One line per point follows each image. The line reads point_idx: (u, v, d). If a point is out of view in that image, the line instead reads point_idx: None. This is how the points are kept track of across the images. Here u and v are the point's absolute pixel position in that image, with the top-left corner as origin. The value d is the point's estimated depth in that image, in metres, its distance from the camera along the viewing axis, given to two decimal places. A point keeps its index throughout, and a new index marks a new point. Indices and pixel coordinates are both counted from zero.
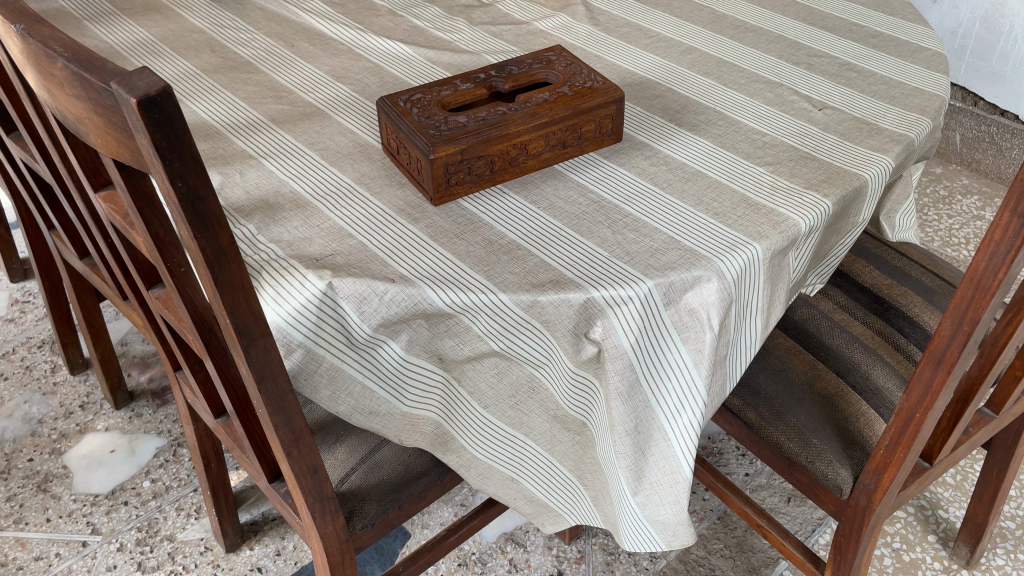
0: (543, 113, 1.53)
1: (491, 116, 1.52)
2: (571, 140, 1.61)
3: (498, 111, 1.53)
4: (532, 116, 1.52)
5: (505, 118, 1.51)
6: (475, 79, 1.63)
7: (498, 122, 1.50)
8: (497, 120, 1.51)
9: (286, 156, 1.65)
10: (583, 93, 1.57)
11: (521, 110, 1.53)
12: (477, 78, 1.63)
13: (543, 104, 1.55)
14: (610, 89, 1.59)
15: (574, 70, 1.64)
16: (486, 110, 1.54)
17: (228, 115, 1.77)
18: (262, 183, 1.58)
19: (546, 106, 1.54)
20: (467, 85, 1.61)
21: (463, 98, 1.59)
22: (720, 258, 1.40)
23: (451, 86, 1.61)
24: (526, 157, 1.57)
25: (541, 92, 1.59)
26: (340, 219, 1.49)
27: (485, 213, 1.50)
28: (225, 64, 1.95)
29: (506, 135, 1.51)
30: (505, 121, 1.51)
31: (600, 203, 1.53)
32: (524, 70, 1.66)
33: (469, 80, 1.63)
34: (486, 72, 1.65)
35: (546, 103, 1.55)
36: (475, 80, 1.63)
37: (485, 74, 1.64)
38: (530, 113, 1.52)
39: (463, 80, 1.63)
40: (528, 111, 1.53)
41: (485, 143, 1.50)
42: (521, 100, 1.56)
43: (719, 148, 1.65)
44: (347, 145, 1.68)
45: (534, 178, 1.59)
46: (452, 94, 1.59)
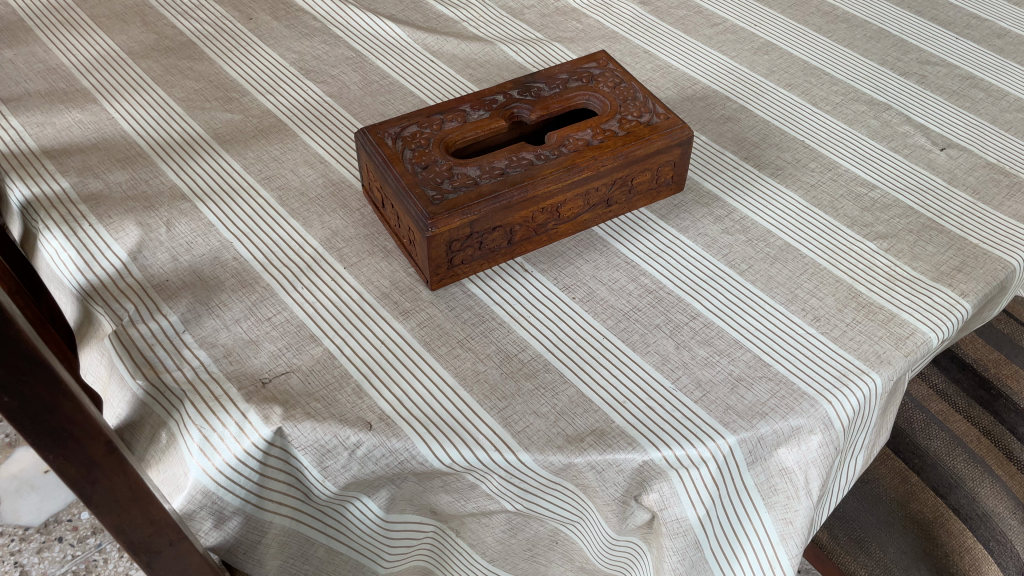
0: (585, 165, 1.12)
1: (515, 168, 1.10)
2: (618, 196, 1.19)
3: (522, 160, 1.11)
4: (570, 170, 1.11)
5: (531, 174, 1.09)
6: (491, 104, 1.19)
7: (523, 181, 1.09)
8: (522, 178, 1.09)
9: (232, 199, 1.22)
10: (640, 134, 1.15)
11: (557, 161, 1.11)
12: (495, 101, 1.20)
13: (585, 151, 1.13)
14: (677, 128, 1.17)
15: (625, 93, 1.21)
16: (508, 156, 1.12)
17: (159, 128, 1.33)
18: (195, 244, 1.16)
19: (588, 155, 1.12)
20: (479, 113, 1.18)
21: (475, 135, 1.16)
22: (827, 398, 1.00)
23: (458, 114, 1.18)
24: (558, 222, 1.15)
25: (582, 130, 1.16)
26: (301, 309, 1.08)
27: (500, 304, 1.10)
28: (161, 46, 1.49)
29: (533, 200, 1.10)
30: (533, 179, 1.09)
31: (657, 292, 1.12)
32: (557, 91, 1.22)
33: (481, 104, 1.20)
34: (505, 92, 1.21)
35: (587, 149, 1.13)
36: (492, 105, 1.19)
37: (504, 96, 1.21)
38: (566, 166, 1.10)
39: (474, 104, 1.19)
40: (565, 164, 1.11)
41: (504, 212, 1.08)
42: (553, 141, 1.14)
43: (812, 209, 1.24)
44: (315, 183, 1.25)
45: (567, 247, 1.18)
46: (460, 128, 1.16)
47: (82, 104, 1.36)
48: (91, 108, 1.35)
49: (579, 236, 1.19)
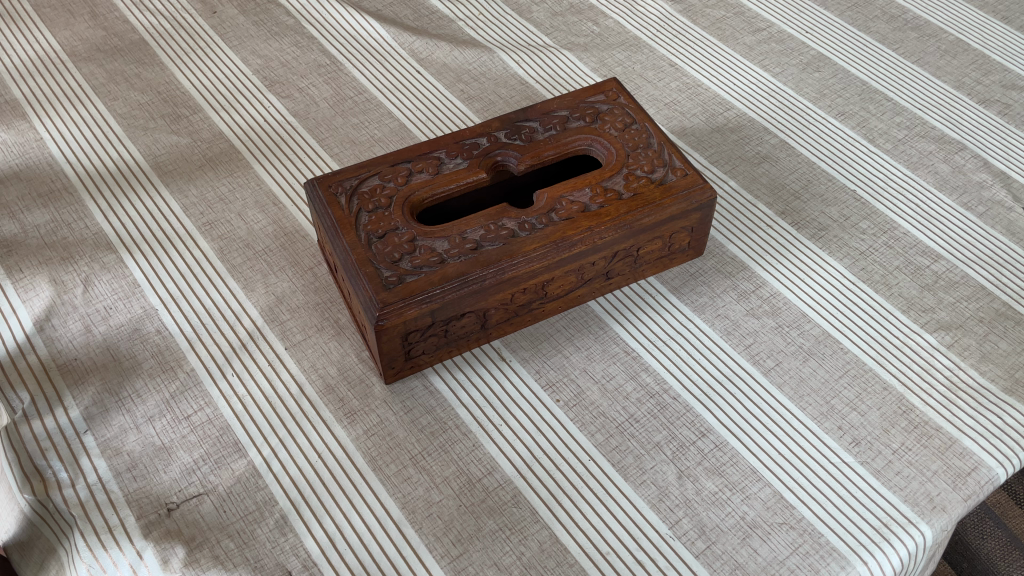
0: (578, 239, 0.91)
1: (491, 241, 0.90)
2: (622, 268, 0.98)
3: (501, 231, 0.91)
4: (560, 246, 0.90)
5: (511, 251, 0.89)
6: (471, 149, 0.98)
7: (499, 260, 0.89)
8: (499, 255, 0.89)
9: (165, 250, 1.04)
10: (649, 197, 0.94)
11: (544, 234, 0.91)
12: (476, 145, 0.99)
13: (580, 220, 0.92)
14: (695, 190, 0.95)
15: (635, 139, 1.00)
16: (485, 224, 0.92)
17: (91, 153, 1.14)
18: (114, 311, 0.98)
19: (584, 224, 0.92)
20: (455, 162, 0.98)
21: (448, 191, 0.96)
22: (863, 558, 0.80)
23: (430, 163, 0.97)
24: (545, 302, 0.95)
25: (578, 190, 0.95)
26: (227, 404, 0.90)
27: (467, 405, 0.91)
28: (107, 45, 1.29)
29: (511, 282, 0.90)
30: (512, 256, 0.89)
31: (660, 396, 0.92)
32: (554, 133, 1.01)
33: (458, 150, 0.99)
34: (490, 134, 1.00)
35: (583, 217, 0.92)
36: (473, 151, 0.98)
37: (488, 138, 1.00)
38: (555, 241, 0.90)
39: (451, 149, 0.99)
40: (553, 237, 0.90)
41: (475, 298, 0.89)
42: (542, 204, 0.93)
43: (859, 285, 1.02)
44: (264, 231, 1.06)
45: (556, 327, 0.98)
46: (431, 183, 0.96)
47: (9, 120, 1.18)
48: (18, 125, 1.17)
49: (573, 313, 0.99)
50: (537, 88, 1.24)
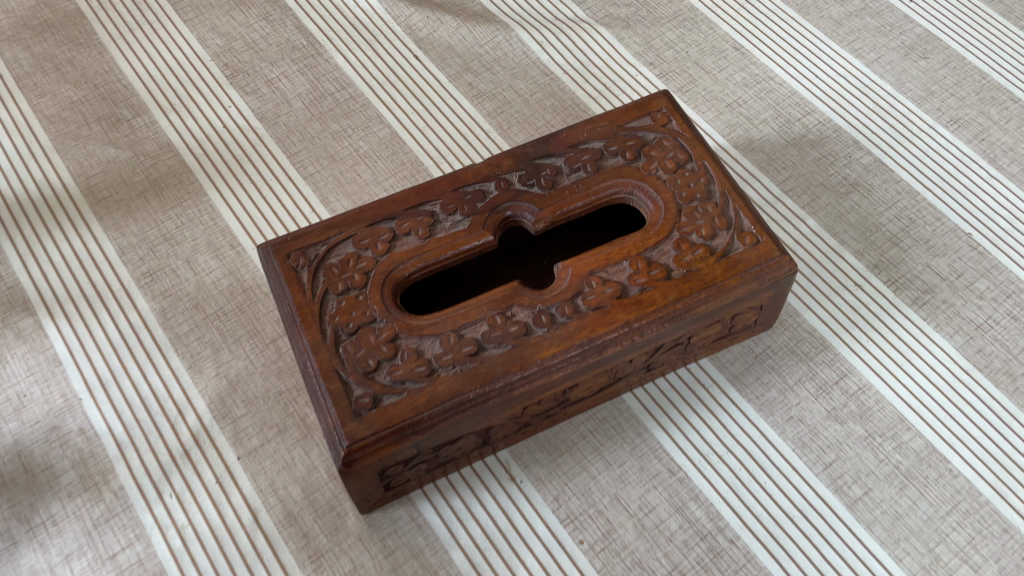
0: (612, 337, 0.69)
1: (497, 343, 0.68)
2: (667, 359, 0.76)
3: (511, 326, 0.69)
4: (588, 349, 0.69)
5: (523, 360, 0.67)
6: (474, 201, 0.75)
7: (507, 371, 0.67)
8: (507, 365, 0.67)
9: (94, 312, 0.83)
10: (708, 276, 0.71)
11: (567, 331, 0.69)
12: (481, 195, 0.76)
13: (615, 310, 0.70)
14: (768, 264, 0.72)
15: (690, 187, 0.76)
16: (490, 315, 0.70)
17: (9, 172, 0.92)
18: (28, 400, 0.78)
19: (620, 317, 0.69)
20: (453, 219, 0.75)
21: (443, 263, 0.73)
22: None
23: (419, 221, 0.74)
24: (567, 406, 0.74)
25: (614, 263, 0.72)
26: (162, 539, 0.72)
27: (465, 545, 0.71)
28: (35, 18, 1.03)
29: (522, 397, 0.68)
30: (523, 366, 0.67)
31: (713, 538, 0.71)
32: (583, 175, 0.77)
33: (458, 201, 0.75)
34: (499, 178, 0.77)
35: (619, 305, 0.70)
36: (476, 204, 0.75)
37: (496, 185, 0.76)
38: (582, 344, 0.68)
39: (448, 200, 0.75)
40: (578, 338, 0.68)
41: (475, 419, 0.68)
42: (565, 285, 0.71)
43: (972, 374, 0.79)
44: (218, 287, 0.85)
45: (580, 431, 0.77)
46: (420, 252, 0.73)
47: None
48: None
49: (603, 412, 0.78)
50: (563, 80, 0.98)
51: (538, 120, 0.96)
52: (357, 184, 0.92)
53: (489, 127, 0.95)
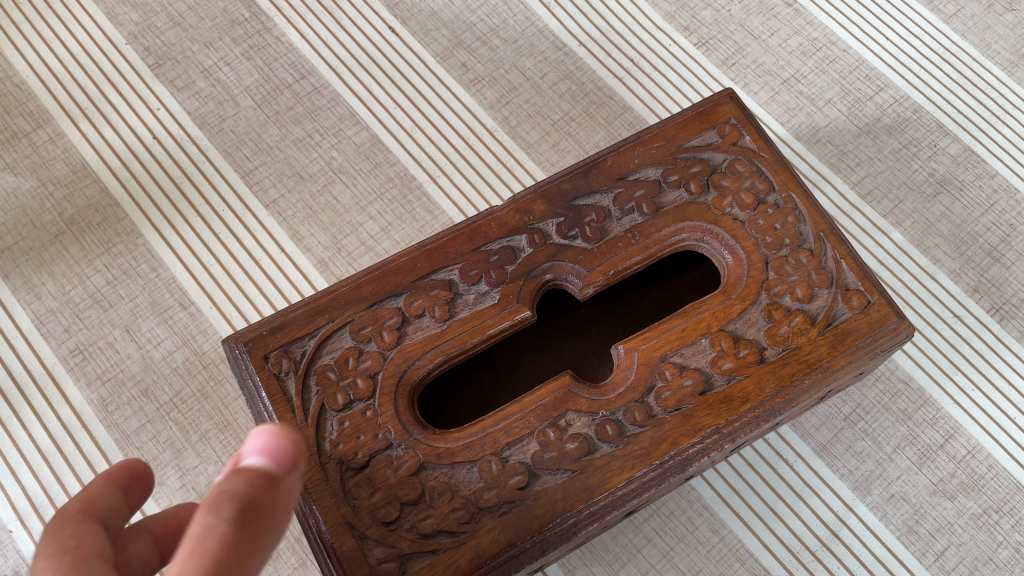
0: (698, 449, 0.54)
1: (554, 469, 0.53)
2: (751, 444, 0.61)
3: (569, 444, 0.53)
4: (670, 467, 0.54)
5: (591, 494, 0.52)
6: (502, 265, 0.58)
7: (571, 509, 0.52)
8: (570, 501, 0.52)
9: (13, 407, 0.65)
10: (811, 355, 0.56)
11: (642, 446, 0.54)
12: (511, 255, 0.58)
13: (700, 412, 0.55)
14: (882, 332, 0.57)
15: (775, 229, 0.59)
16: (540, 429, 0.54)
17: None
18: None
19: (706, 422, 0.54)
20: (477, 291, 0.58)
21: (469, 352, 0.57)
22: None
23: (434, 297, 0.57)
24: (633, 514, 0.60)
25: (690, 344, 0.56)
26: None
27: None
28: None
29: (589, 534, 0.54)
30: (592, 500, 0.52)
31: None
32: (638, 218, 0.60)
33: (481, 266, 0.58)
34: (532, 230, 0.59)
35: (704, 405, 0.55)
36: (506, 268, 0.58)
37: (529, 239, 0.59)
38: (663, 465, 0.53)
39: (468, 264, 0.58)
40: (657, 455, 0.53)
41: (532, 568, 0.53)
42: (633, 379, 0.55)
43: None
44: (170, 365, 0.67)
45: (644, 533, 0.63)
46: (439, 341, 0.56)
47: None
48: None
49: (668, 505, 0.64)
50: (580, 56, 0.79)
51: (553, 111, 0.77)
52: (334, 211, 0.72)
53: (493, 123, 0.76)
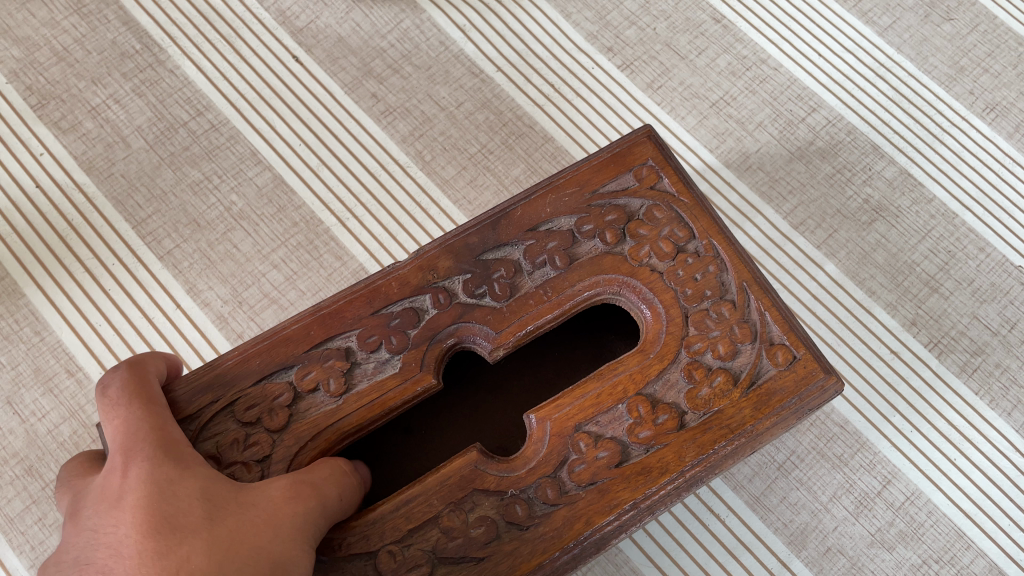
0: (613, 529, 0.47)
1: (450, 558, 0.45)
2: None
3: (474, 529, 0.45)
4: (581, 550, 0.46)
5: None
6: (404, 329, 0.49)
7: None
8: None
9: None
10: (733, 420, 0.49)
11: (552, 528, 0.46)
12: (414, 318, 0.49)
13: (614, 487, 0.47)
14: (810, 391, 0.50)
15: (696, 280, 0.52)
16: (444, 514, 0.46)
17: None
18: None
19: (622, 498, 0.47)
20: (377, 360, 0.49)
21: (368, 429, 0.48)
22: None
23: (326, 370, 0.48)
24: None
25: (607, 410, 0.48)
26: None
27: None
28: None
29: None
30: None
31: None
32: (556, 269, 0.51)
33: (381, 330, 0.49)
34: (436, 288, 0.50)
35: (617, 482, 0.47)
36: (408, 333, 0.49)
37: (433, 299, 0.50)
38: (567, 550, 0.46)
39: (366, 329, 0.49)
40: (570, 537, 0.46)
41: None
42: (539, 455, 0.48)
43: None
44: (57, 440, 0.62)
45: None
46: (335, 420, 0.47)
47: None
48: None
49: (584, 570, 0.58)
50: (498, 81, 0.74)
51: (469, 143, 0.72)
52: (234, 261, 0.68)
53: (406, 158, 0.72)
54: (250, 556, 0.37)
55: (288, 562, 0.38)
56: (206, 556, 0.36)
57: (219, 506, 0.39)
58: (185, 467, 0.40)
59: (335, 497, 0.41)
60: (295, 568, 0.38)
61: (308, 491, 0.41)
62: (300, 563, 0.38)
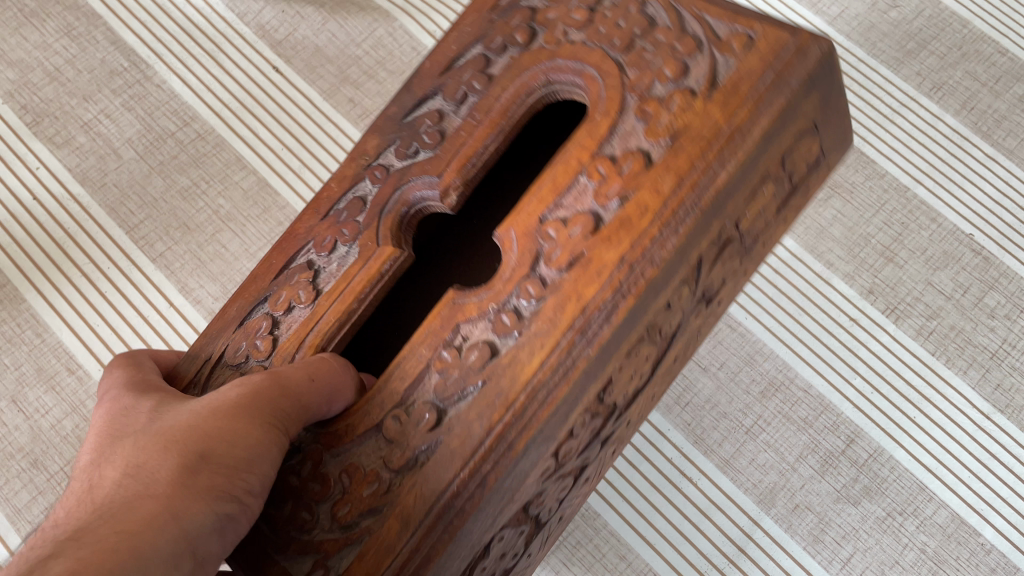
0: (610, 301, 0.40)
1: (448, 399, 0.41)
2: (728, 251, 0.45)
3: (468, 357, 0.41)
4: (589, 332, 0.40)
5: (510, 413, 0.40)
6: (352, 218, 0.47)
7: (489, 431, 0.39)
8: (483, 421, 0.40)
9: None
10: (709, 120, 0.41)
11: (543, 326, 0.40)
12: (359, 205, 0.47)
13: (599, 254, 0.40)
14: (799, 53, 0.42)
15: (621, 26, 0.45)
16: (434, 358, 0.42)
17: None
18: None
19: (608, 263, 0.40)
20: (337, 255, 0.46)
21: (354, 313, 0.45)
22: None
23: (295, 285, 0.47)
24: (603, 441, 0.47)
25: (568, 189, 0.42)
26: None
27: None
28: None
29: (533, 443, 0.40)
30: (512, 409, 0.39)
31: None
32: (485, 101, 0.46)
33: (333, 230, 0.47)
34: (371, 168, 0.48)
35: (604, 246, 0.41)
36: (357, 219, 0.47)
37: (371, 178, 0.48)
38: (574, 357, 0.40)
39: (319, 235, 0.48)
40: (565, 323, 0.40)
41: (483, 525, 0.40)
42: (513, 263, 0.42)
43: (993, 418, 0.67)
44: (59, 434, 0.65)
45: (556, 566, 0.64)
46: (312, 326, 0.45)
47: None
48: None
49: (655, 389, 0.50)
50: None
51: None
52: (223, 260, 0.71)
53: None
54: (180, 438, 0.37)
55: (222, 439, 0.37)
56: (133, 447, 0.37)
57: (165, 412, 0.39)
58: (147, 393, 0.41)
59: (298, 375, 0.40)
60: (236, 445, 0.37)
61: (261, 377, 0.40)
62: (244, 438, 0.37)
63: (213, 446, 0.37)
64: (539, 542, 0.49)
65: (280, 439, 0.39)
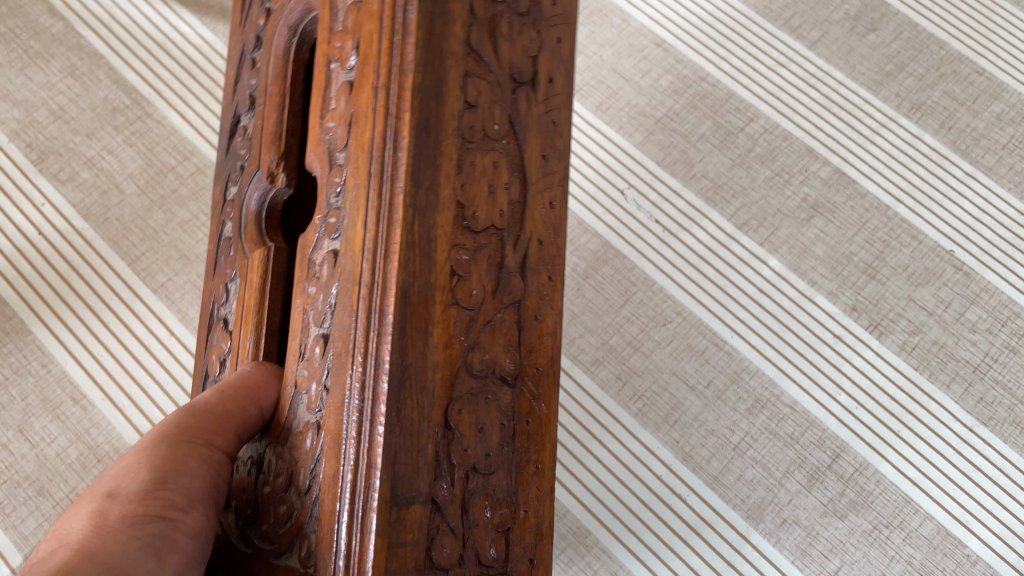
0: (380, 139, 0.35)
1: (326, 321, 0.36)
2: (505, 24, 0.40)
3: (322, 273, 0.37)
4: (382, 184, 0.35)
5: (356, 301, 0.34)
6: (227, 259, 0.48)
7: (357, 316, 0.34)
8: (348, 311, 0.35)
9: None
10: None
11: (351, 207, 0.36)
12: (228, 248, 0.49)
13: (359, 108, 0.37)
14: None
15: None
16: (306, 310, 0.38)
17: None
18: None
19: (367, 112, 0.36)
20: (228, 287, 0.47)
21: (262, 321, 0.43)
22: None
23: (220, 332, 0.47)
24: (521, 274, 0.39)
25: (333, 89, 0.39)
26: None
27: None
28: None
29: (410, 284, 0.34)
30: (360, 286, 0.34)
31: None
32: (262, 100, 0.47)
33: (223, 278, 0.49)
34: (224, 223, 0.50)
35: (362, 92, 0.37)
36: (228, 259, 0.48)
37: (227, 225, 0.49)
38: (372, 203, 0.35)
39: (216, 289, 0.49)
40: (362, 185, 0.35)
41: (406, 437, 0.33)
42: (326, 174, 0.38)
43: (977, 430, 0.69)
44: (65, 461, 0.68)
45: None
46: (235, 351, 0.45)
47: None
48: None
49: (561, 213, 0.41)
50: None
51: None
52: None
53: None
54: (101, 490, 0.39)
55: (128, 476, 0.39)
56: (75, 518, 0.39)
57: None
58: None
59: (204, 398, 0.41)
60: (135, 476, 0.38)
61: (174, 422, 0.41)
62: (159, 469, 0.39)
63: (118, 482, 0.38)
64: (536, 445, 0.39)
65: (202, 452, 0.40)
